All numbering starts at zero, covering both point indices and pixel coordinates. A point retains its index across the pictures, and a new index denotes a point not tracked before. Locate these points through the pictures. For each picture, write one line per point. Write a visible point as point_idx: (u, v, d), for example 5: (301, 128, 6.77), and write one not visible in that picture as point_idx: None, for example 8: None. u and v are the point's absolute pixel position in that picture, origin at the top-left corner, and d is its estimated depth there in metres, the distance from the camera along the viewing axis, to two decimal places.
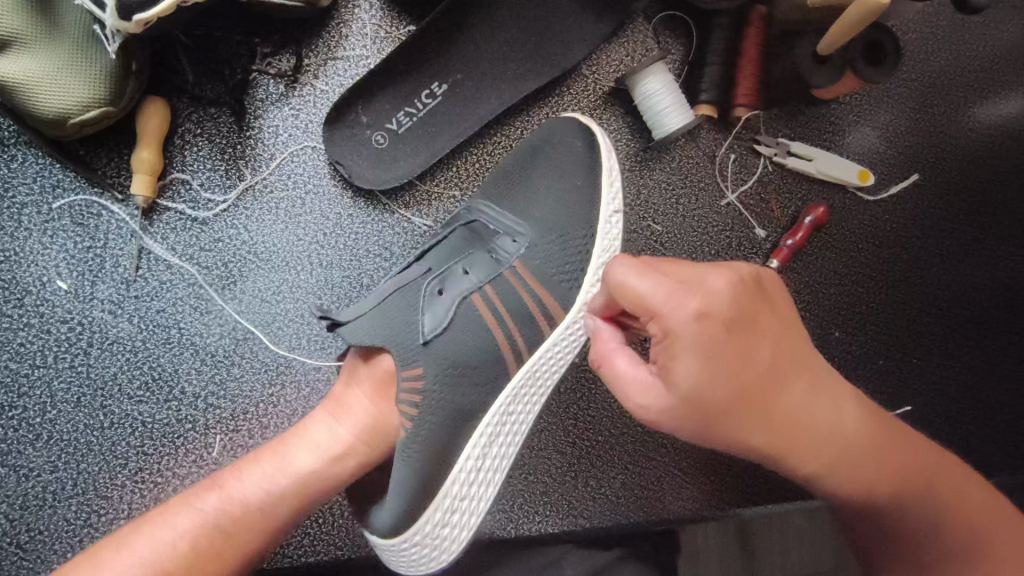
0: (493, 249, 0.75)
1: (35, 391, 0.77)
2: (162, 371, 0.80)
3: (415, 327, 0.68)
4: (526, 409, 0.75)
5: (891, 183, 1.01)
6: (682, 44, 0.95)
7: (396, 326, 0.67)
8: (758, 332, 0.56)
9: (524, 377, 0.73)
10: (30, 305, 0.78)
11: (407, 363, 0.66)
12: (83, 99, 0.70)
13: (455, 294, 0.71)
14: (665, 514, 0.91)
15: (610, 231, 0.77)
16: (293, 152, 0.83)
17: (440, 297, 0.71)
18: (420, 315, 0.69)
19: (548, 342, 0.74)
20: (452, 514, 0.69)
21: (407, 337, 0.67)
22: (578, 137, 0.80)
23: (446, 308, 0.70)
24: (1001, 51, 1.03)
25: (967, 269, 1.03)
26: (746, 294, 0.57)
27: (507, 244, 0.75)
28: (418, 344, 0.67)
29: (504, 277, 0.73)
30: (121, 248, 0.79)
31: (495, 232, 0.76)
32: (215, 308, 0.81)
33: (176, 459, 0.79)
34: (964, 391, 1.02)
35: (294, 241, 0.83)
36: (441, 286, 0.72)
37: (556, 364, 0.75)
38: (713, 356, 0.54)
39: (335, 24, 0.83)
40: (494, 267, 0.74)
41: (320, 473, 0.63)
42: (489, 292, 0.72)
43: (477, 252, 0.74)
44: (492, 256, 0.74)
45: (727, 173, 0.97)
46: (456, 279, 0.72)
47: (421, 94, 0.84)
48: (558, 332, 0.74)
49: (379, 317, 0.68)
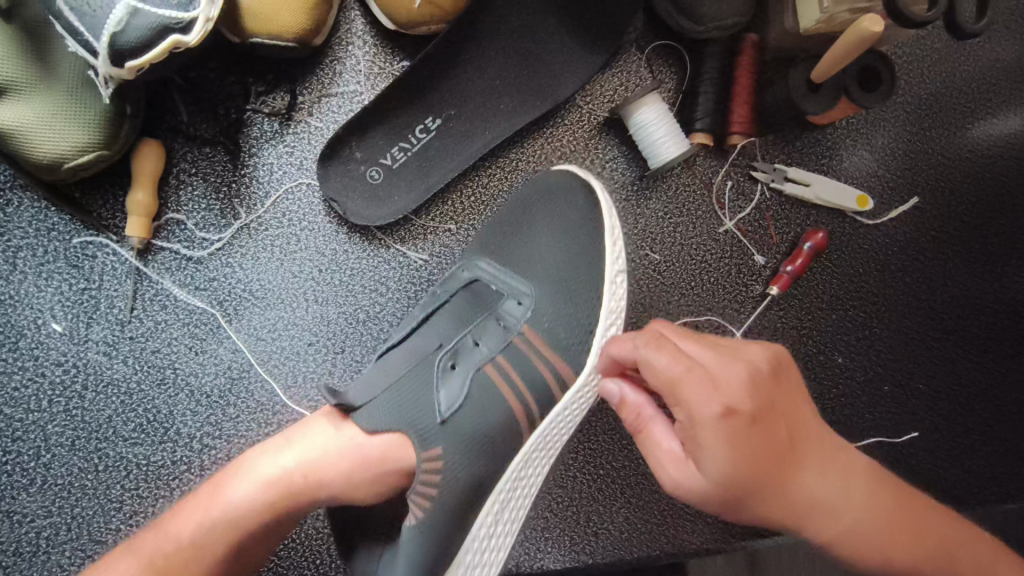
0: (501, 317, 0.75)
1: (30, 436, 0.77)
2: (157, 412, 0.79)
3: (431, 406, 0.68)
4: (537, 470, 0.74)
5: (891, 206, 1.01)
6: (675, 73, 0.95)
7: (412, 405, 0.68)
8: (777, 419, 0.56)
9: (535, 443, 0.73)
10: (26, 349, 0.77)
11: (425, 444, 0.66)
12: (77, 143, 0.70)
13: (467, 369, 0.71)
14: (668, 549, 0.89)
15: (615, 290, 0.77)
16: (288, 189, 0.83)
17: (453, 371, 0.70)
18: (435, 392, 0.69)
19: (560, 405, 0.73)
20: None
21: (424, 417, 0.67)
22: (579, 194, 0.79)
23: (460, 384, 0.69)
24: (994, 72, 1.03)
25: (970, 292, 1.02)
26: (764, 380, 0.56)
27: (513, 308, 0.75)
28: (436, 422, 0.67)
29: (516, 344, 0.73)
30: (115, 289, 0.79)
31: (501, 296, 0.76)
32: (210, 347, 0.80)
33: (170, 502, 0.78)
34: (971, 416, 1.00)
35: (289, 278, 0.82)
36: (452, 361, 0.71)
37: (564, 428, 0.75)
38: (737, 446, 0.53)
39: (329, 61, 0.84)
40: (505, 336, 0.73)
41: (260, 505, 0.62)
42: (502, 362, 0.72)
43: (485, 321, 0.74)
44: (499, 324, 0.74)
45: (724, 200, 0.96)
46: (467, 352, 0.72)
47: (415, 129, 0.84)
48: (569, 396, 0.74)
49: (394, 399, 0.68)
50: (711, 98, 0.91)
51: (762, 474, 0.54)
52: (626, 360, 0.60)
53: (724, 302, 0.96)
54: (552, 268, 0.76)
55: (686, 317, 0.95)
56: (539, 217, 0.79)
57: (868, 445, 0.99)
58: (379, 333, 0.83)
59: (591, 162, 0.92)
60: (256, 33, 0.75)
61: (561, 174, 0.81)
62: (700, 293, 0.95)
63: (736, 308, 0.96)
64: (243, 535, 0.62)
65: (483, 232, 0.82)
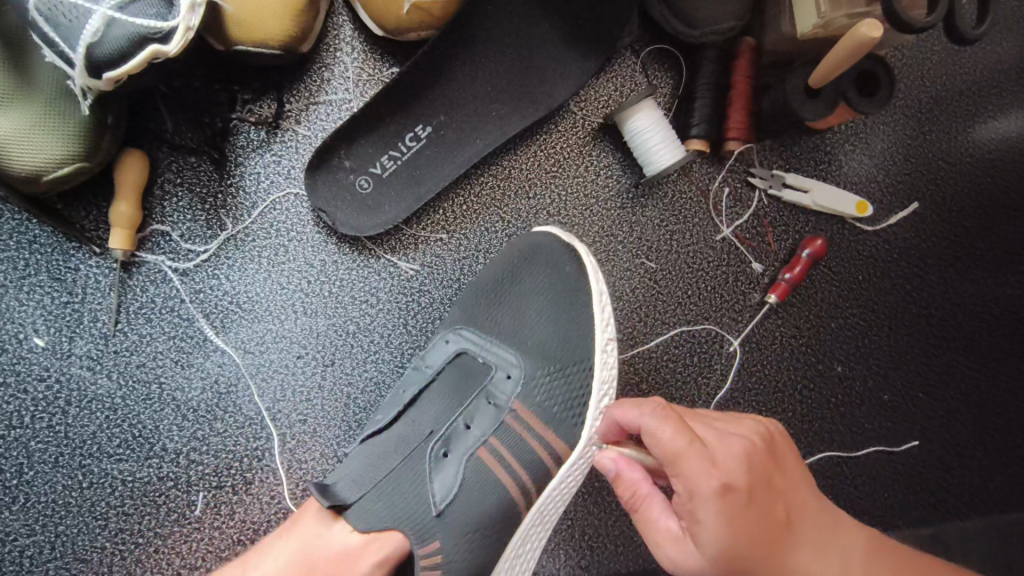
0: (491, 394, 0.72)
1: (12, 453, 0.75)
2: (143, 428, 0.77)
3: (425, 497, 0.66)
4: (534, 545, 0.73)
5: (891, 212, 0.99)
6: (671, 78, 0.93)
7: (405, 503, 0.66)
8: (771, 493, 0.58)
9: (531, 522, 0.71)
10: (8, 364, 0.76)
11: (422, 539, 0.65)
12: (55, 155, 0.68)
13: (461, 454, 0.69)
14: (665, 562, 0.88)
15: (607, 359, 0.75)
16: (275, 199, 0.81)
17: (446, 458, 0.69)
18: (428, 485, 0.67)
19: (554, 482, 0.71)
20: None
21: (418, 512, 0.65)
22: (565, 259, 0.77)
23: (453, 472, 0.68)
24: (995, 75, 1.02)
25: (971, 299, 1.00)
26: (757, 457, 0.59)
27: (502, 384, 0.73)
28: (431, 517, 0.65)
29: (507, 423, 0.71)
30: (99, 302, 0.77)
31: (489, 372, 0.74)
32: (197, 361, 0.79)
33: (157, 519, 0.77)
34: (973, 424, 0.99)
35: (278, 290, 0.81)
36: (445, 447, 0.69)
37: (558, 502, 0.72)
38: (737, 519, 0.55)
39: (317, 68, 0.82)
40: (495, 415, 0.71)
41: None
42: (495, 444, 0.70)
43: (476, 401, 0.72)
44: (489, 402, 0.72)
45: (721, 207, 0.95)
46: (459, 436, 0.70)
47: (405, 137, 0.82)
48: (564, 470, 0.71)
49: (384, 497, 0.65)
50: (707, 103, 0.89)
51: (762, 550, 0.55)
52: (631, 429, 0.60)
53: (721, 310, 0.94)
54: (543, 333, 0.75)
55: (683, 326, 0.93)
56: (527, 282, 0.77)
57: (869, 455, 0.97)
58: (369, 345, 0.82)
59: (585, 169, 0.91)
60: (241, 40, 0.73)
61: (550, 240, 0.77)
62: (697, 302, 0.94)
63: (734, 317, 0.95)
64: None
65: (467, 300, 0.79)
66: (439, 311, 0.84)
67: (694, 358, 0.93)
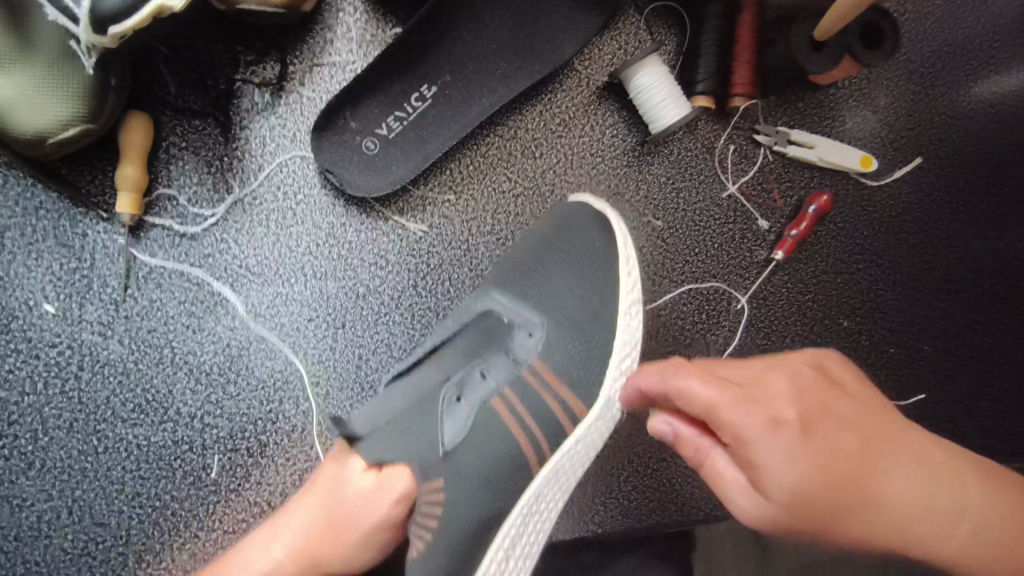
0: (511, 350, 0.72)
1: (26, 419, 0.75)
2: (157, 392, 0.77)
3: (436, 437, 0.66)
4: (549, 506, 0.70)
5: (895, 167, 0.99)
6: (675, 35, 0.92)
7: (416, 442, 0.66)
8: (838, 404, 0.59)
9: (546, 479, 0.69)
10: (18, 330, 0.75)
11: (427, 476, 0.64)
12: (60, 117, 0.68)
13: (473, 403, 0.68)
14: (677, 517, 0.89)
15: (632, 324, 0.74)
16: (282, 162, 0.81)
17: (458, 404, 0.68)
18: (439, 424, 0.67)
19: (572, 439, 0.70)
20: None
21: (426, 448, 0.65)
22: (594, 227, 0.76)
23: (465, 418, 0.67)
24: (997, 28, 1.01)
25: (976, 252, 1.01)
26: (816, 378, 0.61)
27: (523, 341, 0.73)
28: (439, 455, 0.65)
29: (524, 378, 0.70)
30: (108, 267, 0.77)
31: (512, 326, 0.74)
32: (208, 326, 0.79)
33: (174, 483, 0.77)
34: (978, 377, 1.00)
35: (287, 253, 0.81)
36: (459, 393, 0.69)
37: (577, 461, 0.71)
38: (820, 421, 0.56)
39: (320, 29, 0.81)
40: (514, 370, 0.71)
41: None
42: (509, 394, 0.69)
43: (494, 354, 0.72)
44: (509, 357, 0.72)
45: (727, 165, 0.95)
46: (475, 386, 0.70)
47: (410, 97, 0.82)
48: (583, 427, 0.71)
49: (394, 434, 0.66)
50: (712, 58, 0.89)
51: (849, 458, 0.55)
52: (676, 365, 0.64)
53: (729, 268, 0.95)
54: (565, 301, 0.74)
55: (691, 284, 0.94)
56: (553, 252, 0.77)
57: None
58: (380, 307, 0.82)
59: (591, 129, 0.90)
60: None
61: (576, 211, 0.78)
62: (704, 260, 0.94)
63: (741, 274, 0.95)
64: None
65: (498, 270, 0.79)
66: (448, 272, 0.84)
67: (702, 316, 0.94)
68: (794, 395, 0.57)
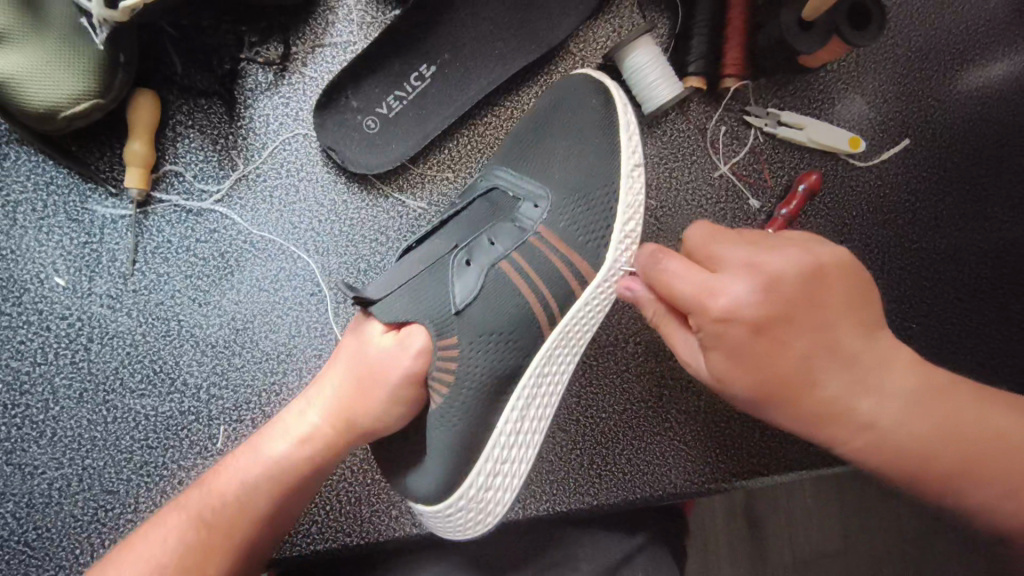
0: (516, 218, 0.75)
1: (37, 389, 0.77)
2: (164, 363, 0.80)
3: (447, 296, 0.69)
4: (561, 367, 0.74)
5: (883, 148, 1.02)
6: (667, 19, 0.95)
7: (429, 301, 0.69)
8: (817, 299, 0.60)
9: (557, 338, 0.73)
10: (29, 303, 0.78)
11: (441, 334, 0.67)
12: (73, 92, 0.70)
13: (482, 264, 0.71)
14: (672, 489, 0.91)
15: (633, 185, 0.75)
16: (285, 141, 0.83)
17: (468, 267, 0.71)
18: (449, 285, 0.69)
19: (580, 300, 0.73)
20: (494, 477, 0.70)
21: (439, 307, 0.68)
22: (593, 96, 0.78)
23: (474, 278, 0.70)
24: (982, 15, 1.04)
25: (962, 232, 1.03)
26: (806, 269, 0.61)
27: (529, 210, 0.75)
28: (451, 312, 0.68)
29: (531, 243, 0.73)
30: (116, 242, 0.79)
31: (517, 200, 0.76)
32: (214, 299, 0.81)
33: (180, 452, 0.79)
34: (964, 354, 1.03)
35: (290, 229, 0.83)
36: (467, 257, 0.72)
37: (587, 323, 0.74)
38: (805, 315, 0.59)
39: (322, 11, 0.83)
40: (520, 235, 0.73)
41: (293, 457, 0.65)
42: (517, 258, 0.72)
43: (500, 223, 0.74)
44: (514, 224, 0.74)
45: (718, 146, 0.97)
46: (482, 249, 0.72)
47: (410, 77, 0.84)
48: (590, 291, 0.73)
49: (410, 295, 0.69)
50: (704, 41, 0.92)
51: (821, 354, 0.59)
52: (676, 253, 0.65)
53: None
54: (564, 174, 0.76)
55: None
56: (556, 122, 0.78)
57: None
58: (381, 281, 0.84)
59: None
60: None
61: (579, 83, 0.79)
62: None
63: None
64: (301, 473, 0.66)
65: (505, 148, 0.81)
66: None
67: None
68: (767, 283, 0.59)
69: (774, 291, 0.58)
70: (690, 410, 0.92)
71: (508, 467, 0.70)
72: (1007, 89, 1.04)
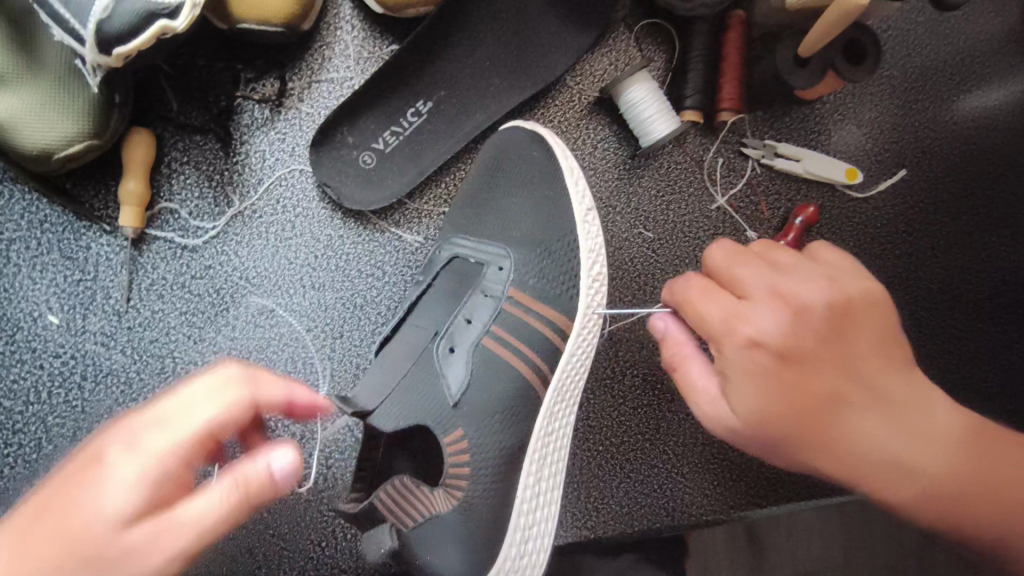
0: (484, 287, 0.76)
1: (30, 428, 0.77)
2: (158, 401, 0.79)
3: (442, 391, 0.70)
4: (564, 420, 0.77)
5: (880, 179, 1.02)
6: (664, 52, 0.95)
7: (424, 397, 0.70)
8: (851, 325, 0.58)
9: (554, 395, 0.76)
10: (23, 341, 0.78)
11: (446, 431, 0.69)
12: (67, 133, 0.70)
13: (466, 349, 0.73)
14: (669, 523, 0.90)
15: (590, 229, 0.79)
16: (281, 176, 0.83)
17: (453, 353, 0.72)
18: (441, 380, 0.71)
19: (565, 353, 0.76)
20: (526, 542, 0.72)
21: (436, 404, 0.70)
22: (533, 148, 0.81)
23: (462, 365, 0.72)
24: (978, 45, 1.05)
25: (959, 261, 1.03)
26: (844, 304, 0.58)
27: (494, 275, 0.76)
28: (450, 407, 0.70)
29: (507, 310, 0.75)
30: (111, 279, 0.79)
31: (480, 264, 0.77)
32: (208, 336, 0.81)
33: None
34: (962, 385, 1.02)
35: (286, 265, 0.83)
36: (450, 343, 0.73)
37: (576, 373, 0.77)
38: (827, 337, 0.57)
39: (318, 47, 0.84)
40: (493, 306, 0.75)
41: (135, 516, 0.45)
42: (497, 332, 0.74)
43: (471, 296, 0.76)
44: (483, 294, 0.76)
45: (715, 177, 0.97)
46: (462, 331, 0.74)
47: (406, 113, 0.84)
48: (572, 341, 0.77)
49: (402, 399, 0.69)
50: (700, 75, 0.92)
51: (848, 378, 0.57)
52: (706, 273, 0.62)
53: None
54: (533, 227, 0.78)
55: None
56: (508, 179, 0.81)
57: None
58: (376, 317, 0.84)
59: (582, 143, 0.93)
60: (244, 18, 0.74)
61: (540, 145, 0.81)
62: (693, 270, 0.96)
63: None
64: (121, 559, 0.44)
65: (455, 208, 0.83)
66: None
67: None
68: (797, 314, 0.57)
69: (801, 324, 0.57)
70: (688, 443, 0.92)
71: (535, 529, 0.73)
72: (1003, 119, 1.04)
